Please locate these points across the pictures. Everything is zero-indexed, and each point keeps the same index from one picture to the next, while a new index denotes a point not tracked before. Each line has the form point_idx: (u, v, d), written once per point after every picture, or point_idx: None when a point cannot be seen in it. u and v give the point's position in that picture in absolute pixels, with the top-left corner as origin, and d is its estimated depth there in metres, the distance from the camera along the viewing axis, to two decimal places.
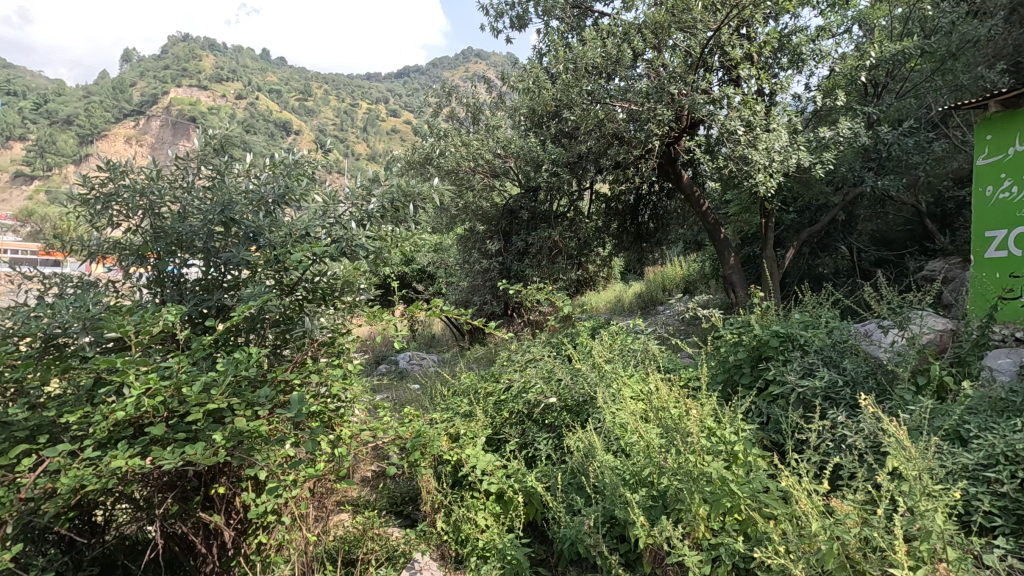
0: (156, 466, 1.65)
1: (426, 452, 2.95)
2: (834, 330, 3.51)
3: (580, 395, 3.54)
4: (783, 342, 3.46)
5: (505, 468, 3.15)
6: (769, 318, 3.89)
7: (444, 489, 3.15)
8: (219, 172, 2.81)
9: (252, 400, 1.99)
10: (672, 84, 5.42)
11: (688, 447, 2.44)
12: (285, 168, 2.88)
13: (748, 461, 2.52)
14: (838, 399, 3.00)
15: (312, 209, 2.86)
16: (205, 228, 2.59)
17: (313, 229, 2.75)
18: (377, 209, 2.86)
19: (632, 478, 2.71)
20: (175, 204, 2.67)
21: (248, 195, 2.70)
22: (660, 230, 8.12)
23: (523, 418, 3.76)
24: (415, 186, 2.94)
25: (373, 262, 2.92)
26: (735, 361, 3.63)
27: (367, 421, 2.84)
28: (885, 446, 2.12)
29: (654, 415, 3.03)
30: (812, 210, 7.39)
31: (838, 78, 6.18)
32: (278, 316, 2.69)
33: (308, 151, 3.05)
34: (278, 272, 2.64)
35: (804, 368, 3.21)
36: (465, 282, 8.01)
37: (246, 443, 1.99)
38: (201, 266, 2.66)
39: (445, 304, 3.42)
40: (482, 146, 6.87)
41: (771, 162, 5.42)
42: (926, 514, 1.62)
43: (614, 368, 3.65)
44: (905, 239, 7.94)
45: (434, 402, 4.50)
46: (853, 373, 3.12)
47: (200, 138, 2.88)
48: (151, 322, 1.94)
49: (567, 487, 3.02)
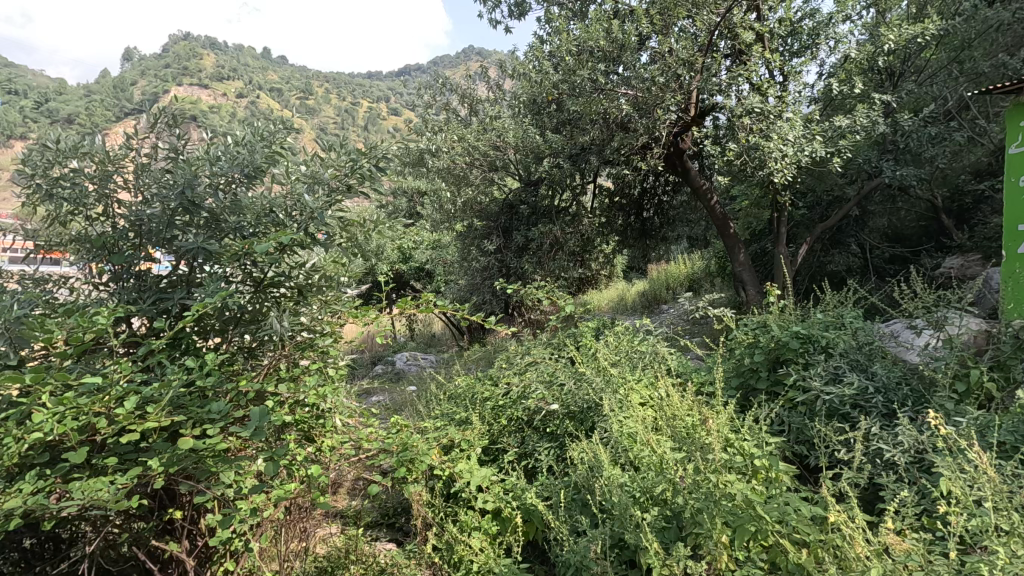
0: (81, 499, 1.38)
1: (414, 468, 2.66)
2: (858, 331, 3.27)
3: (584, 402, 3.28)
4: (804, 344, 3.22)
5: (503, 483, 2.88)
6: (789, 318, 3.63)
7: (436, 505, 2.87)
8: (178, 151, 2.47)
9: (207, 417, 1.72)
10: (679, 68, 5.18)
11: (708, 467, 2.18)
12: (249, 142, 2.48)
13: (771, 477, 2.27)
14: (868, 407, 2.74)
15: (279, 185, 2.49)
16: (168, 218, 2.29)
17: (285, 221, 2.43)
18: (338, 187, 2.50)
19: (643, 496, 2.46)
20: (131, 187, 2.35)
21: (216, 172, 2.35)
22: (666, 227, 7.87)
23: (523, 426, 3.51)
24: (375, 143, 2.56)
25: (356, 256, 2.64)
26: (751, 365, 3.39)
27: (350, 432, 2.66)
28: (940, 466, 1.84)
29: (665, 425, 2.79)
30: (823, 205, 7.12)
31: (854, 66, 5.89)
32: (249, 316, 2.40)
33: (297, 135, 2.73)
34: (249, 267, 2.36)
35: (829, 373, 2.96)
36: (464, 280, 7.78)
37: (205, 466, 1.73)
38: (172, 262, 2.38)
39: (438, 302, 3.16)
40: (480, 136, 6.62)
41: (786, 153, 5.16)
42: (1011, 559, 1.34)
43: (621, 371, 3.39)
44: (919, 235, 7.67)
45: (428, 406, 4.24)
46: (884, 378, 2.85)
47: (155, 112, 2.50)
48: (85, 327, 1.68)
49: (571, 504, 2.75)
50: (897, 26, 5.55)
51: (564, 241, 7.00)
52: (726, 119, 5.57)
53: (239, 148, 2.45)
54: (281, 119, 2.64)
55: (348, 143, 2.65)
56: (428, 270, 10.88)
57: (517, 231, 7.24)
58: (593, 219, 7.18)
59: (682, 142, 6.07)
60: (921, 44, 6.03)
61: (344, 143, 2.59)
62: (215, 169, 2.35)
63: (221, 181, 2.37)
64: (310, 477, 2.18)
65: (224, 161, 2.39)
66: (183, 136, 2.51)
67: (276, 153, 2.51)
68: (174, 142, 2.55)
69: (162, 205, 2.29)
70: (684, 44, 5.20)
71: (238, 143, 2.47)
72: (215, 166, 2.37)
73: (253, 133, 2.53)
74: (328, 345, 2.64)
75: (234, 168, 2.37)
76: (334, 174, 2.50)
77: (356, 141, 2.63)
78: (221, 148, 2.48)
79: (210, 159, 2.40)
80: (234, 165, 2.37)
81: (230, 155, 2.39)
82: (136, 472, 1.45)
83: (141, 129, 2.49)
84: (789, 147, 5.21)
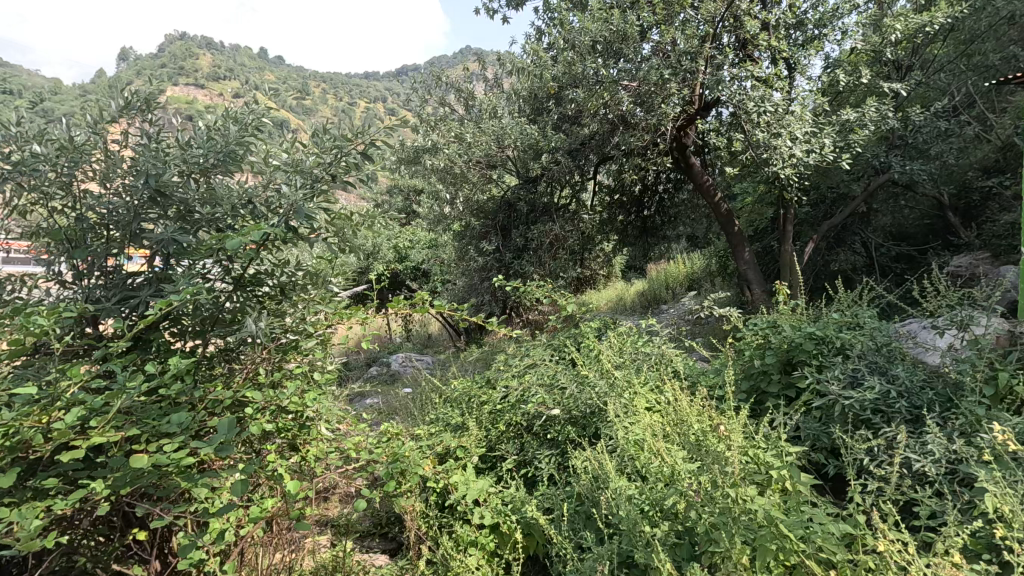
0: (8, 528, 1.19)
1: (405, 480, 2.48)
2: (875, 332, 3.10)
3: (587, 407, 3.09)
4: (818, 346, 3.06)
5: (502, 495, 2.69)
6: (801, 319, 3.45)
7: (431, 517, 2.69)
8: (148, 135, 2.22)
9: (167, 430, 1.53)
10: (684, 60, 5.00)
11: (726, 480, 2.01)
12: (224, 126, 2.27)
13: (792, 489, 2.09)
14: (891, 412, 2.57)
15: (258, 175, 2.28)
16: (130, 205, 2.05)
17: (264, 214, 2.22)
18: (322, 175, 2.27)
19: (653, 508, 2.28)
20: (96, 174, 2.10)
21: (188, 160, 2.13)
22: (667, 225, 7.69)
23: (523, 432, 3.32)
24: (363, 127, 2.36)
25: (341, 252, 2.45)
26: (762, 367, 3.23)
27: (337, 442, 2.47)
28: (989, 480, 1.66)
29: (675, 432, 2.61)
30: (828, 203, 6.96)
31: (861, 58, 5.73)
32: (225, 317, 2.21)
33: (279, 121, 2.52)
34: (226, 263, 2.18)
35: (848, 376, 2.80)
36: (461, 280, 7.60)
37: (165, 484, 1.54)
38: (146, 258, 2.13)
39: (433, 301, 2.98)
40: (477, 131, 6.44)
41: (793, 147, 4.99)
42: None
43: (626, 374, 3.21)
44: (925, 233, 7.52)
45: (424, 411, 4.06)
46: (907, 381, 2.68)
47: (120, 91, 2.24)
48: (28, 328, 1.48)
49: (574, 517, 2.57)
50: (904, 16, 5.31)
51: (565, 239, 6.72)
52: (731, 112, 5.40)
53: (213, 133, 2.24)
54: (256, 100, 2.43)
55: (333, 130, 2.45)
56: (424, 270, 10.70)
57: (516, 229, 7.06)
58: (593, 217, 7.00)
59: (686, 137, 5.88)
60: (931, 35, 5.85)
61: (328, 128, 2.39)
62: (187, 156, 2.13)
63: (195, 171, 2.16)
64: (290, 492, 2.00)
65: (195, 146, 2.17)
66: (151, 118, 2.25)
67: (253, 139, 2.32)
68: (146, 127, 2.30)
69: (128, 194, 2.06)
70: (688, 34, 5.04)
71: (212, 128, 2.26)
72: (184, 152, 2.15)
73: (228, 116, 2.32)
74: (313, 347, 2.45)
75: (207, 154, 2.15)
76: (318, 163, 2.29)
77: (342, 127, 2.43)
78: (193, 132, 2.26)
79: (181, 145, 2.18)
80: (209, 151, 2.15)
81: (204, 139, 2.17)
82: (78, 495, 1.27)
83: (106, 111, 2.19)
84: (797, 142, 5.05)
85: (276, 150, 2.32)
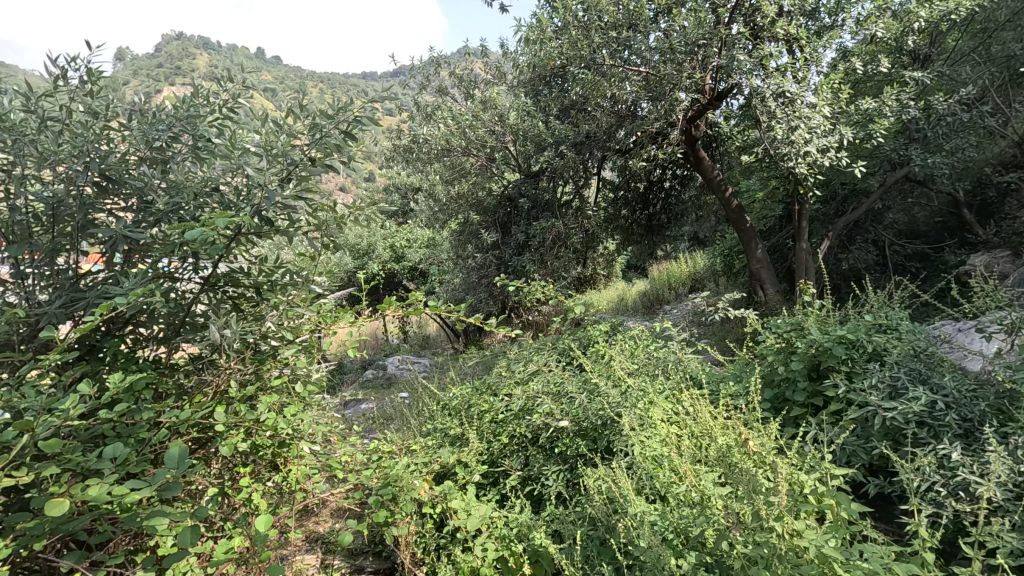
0: None
1: (397, 506, 2.20)
2: (913, 338, 2.83)
3: (598, 418, 2.80)
4: (850, 351, 2.80)
5: (506, 519, 2.41)
6: (828, 320, 3.18)
7: (429, 542, 2.41)
8: (98, 113, 1.88)
9: (98, 463, 1.26)
10: (695, 49, 4.74)
11: (770, 514, 1.74)
12: (188, 102, 2.02)
13: (840, 518, 1.82)
14: (939, 426, 2.31)
15: (228, 159, 2.00)
16: (70, 191, 1.78)
17: (234, 203, 1.93)
18: (298, 159, 1.99)
19: (678, 538, 2.01)
20: (31, 158, 1.77)
21: (149, 142, 1.90)
22: (672, 223, 7.43)
23: (527, 445, 3.07)
24: (345, 102, 2.06)
25: (323, 246, 2.18)
26: (787, 374, 2.97)
27: (323, 460, 2.20)
28: None
29: (699, 451, 2.33)
30: (840, 199, 6.71)
31: (878, 46, 5.46)
32: (191, 321, 1.94)
33: (251, 98, 2.28)
34: (192, 260, 1.91)
35: (886, 386, 2.54)
36: (459, 279, 7.35)
37: (100, 528, 1.28)
38: (100, 255, 1.85)
39: (428, 302, 2.69)
40: (476, 123, 6.17)
41: (812, 139, 4.72)
42: None
43: (639, 382, 2.93)
44: (938, 231, 7.26)
45: (419, 420, 3.79)
46: (954, 391, 2.43)
47: (63, 59, 1.89)
48: None
49: (588, 543, 2.29)
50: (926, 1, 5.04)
51: (568, 236, 6.45)
52: (744, 102, 5.14)
53: (168, 111, 2.00)
54: (222, 79, 2.20)
55: (312, 107, 2.16)
56: (422, 270, 10.43)
57: (516, 227, 6.76)
58: (597, 213, 6.72)
59: (693, 131, 5.63)
60: (953, 22, 5.58)
61: (304, 102, 2.11)
62: (145, 137, 1.89)
63: (148, 153, 1.89)
64: (259, 530, 1.62)
65: (145, 123, 1.92)
66: (95, 91, 1.89)
67: (217, 120, 2.07)
68: (92, 103, 1.91)
69: (73, 181, 1.77)
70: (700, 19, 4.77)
71: (170, 106, 2.02)
72: (134, 133, 1.89)
73: (189, 94, 2.07)
74: (293, 355, 2.18)
75: (164, 134, 1.92)
76: (293, 145, 2.00)
77: (323, 103, 2.14)
78: (152, 110, 2.01)
79: (138, 125, 1.91)
80: (171, 130, 1.92)
81: (151, 114, 1.93)
82: None
83: (46, 84, 1.85)
84: (815, 133, 4.78)
85: (249, 132, 2.05)
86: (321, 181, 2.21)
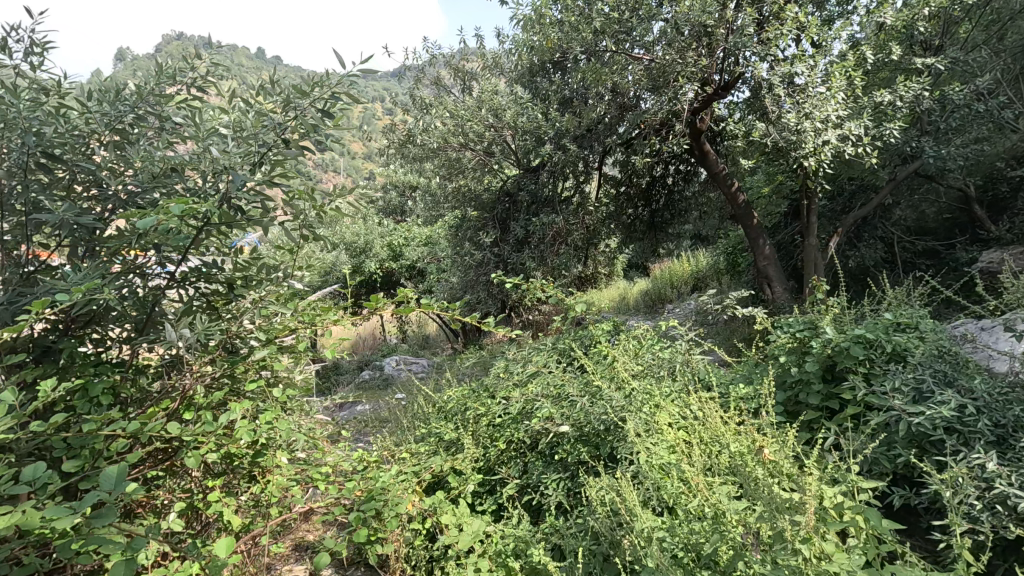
0: None
1: (382, 526, 2.01)
2: (936, 338, 2.65)
3: (601, 423, 2.60)
4: (868, 351, 2.64)
5: (502, 533, 2.24)
6: (844, 319, 2.99)
7: (419, 560, 2.23)
8: (48, 90, 1.71)
9: (20, 485, 1.09)
10: (701, 34, 4.57)
11: (795, 534, 1.55)
12: (151, 81, 1.86)
13: (870, 536, 1.65)
14: (970, 433, 2.14)
15: (195, 141, 1.82)
16: (15, 174, 1.60)
17: (199, 187, 1.75)
18: (272, 141, 1.80)
19: (688, 557, 1.83)
20: None
21: (106, 123, 1.73)
22: (675, 219, 7.25)
23: (526, 451, 2.89)
24: (322, 77, 1.87)
25: (302, 238, 2.00)
26: (801, 375, 2.79)
27: (300, 473, 2.02)
28: None
29: (709, 459, 2.16)
30: (848, 194, 6.52)
31: (890, 33, 5.28)
32: (153, 319, 1.78)
33: (226, 77, 2.10)
34: (154, 252, 1.74)
35: (910, 389, 2.37)
36: (457, 277, 7.19)
37: (28, 558, 1.14)
38: (52, 245, 1.69)
39: (418, 300, 2.51)
40: (473, 115, 6.00)
41: (823, 129, 4.54)
42: None
43: (644, 384, 2.75)
44: (948, 228, 7.06)
45: (413, 424, 3.62)
46: (985, 395, 2.25)
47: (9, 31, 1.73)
48: None
49: (590, 560, 2.11)
50: None
51: (568, 232, 6.27)
52: (750, 91, 4.96)
53: (131, 90, 1.83)
54: (190, 56, 2.03)
55: (286, 84, 1.97)
56: (421, 269, 10.27)
57: (515, 223, 6.57)
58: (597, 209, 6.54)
59: (698, 123, 5.45)
60: (967, 9, 5.40)
61: (278, 78, 1.93)
62: (103, 117, 1.73)
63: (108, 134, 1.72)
64: (219, 555, 1.48)
65: (106, 101, 1.75)
66: (45, 65, 1.73)
67: (184, 99, 1.90)
68: (42, 80, 1.74)
69: (17, 162, 1.60)
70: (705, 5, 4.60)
71: (134, 85, 1.86)
72: (93, 113, 1.72)
73: (153, 71, 1.90)
74: (269, 357, 2.00)
75: (126, 114, 1.76)
76: (265, 125, 1.81)
77: (298, 79, 1.96)
78: (112, 90, 1.84)
79: (94, 104, 1.75)
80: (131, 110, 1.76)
81: (113, 92, 1.76)
82: None
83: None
84: (824, 122, 4.60)
85: (221, 112, 1.89)
86: (299, 167, 2.02)
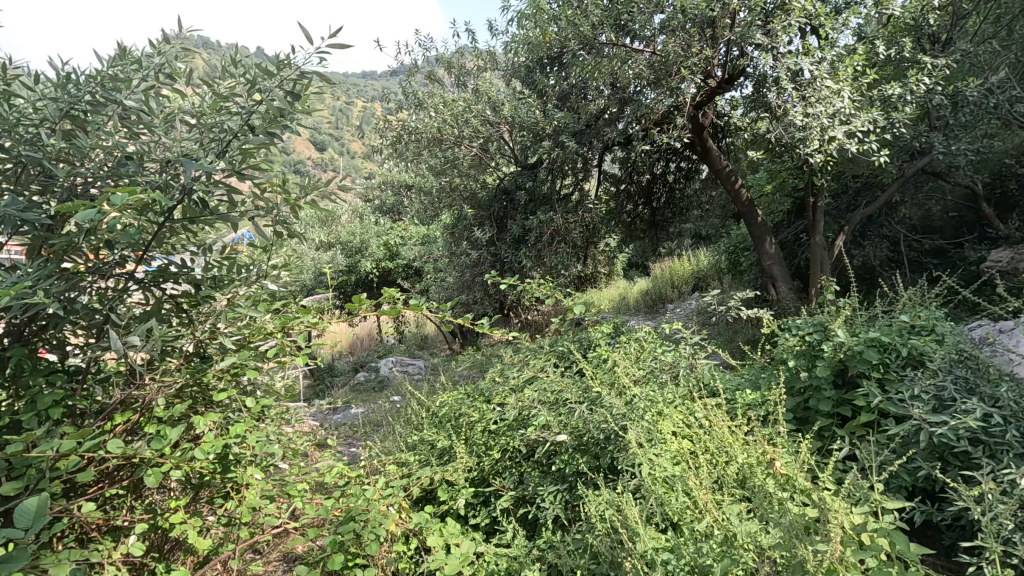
0: None
1: (363, 550, 1.85)
2: (956, 341, 2.50)
3: (601, 433, 2.45)
4: (882, 355, 2.49)
5: (495, 552, 2.09)
6: (856, 320, 2.83)
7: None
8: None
9: None
10: (703, 25, 4.42)
11: (817, 565, 1.40)
12: (111, 64, 1.71)
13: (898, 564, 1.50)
14: (999, 446, 1.99)
15: (157, 129, 1.67)
16: None
17: (160, 178, 1.60)
18: (236, 127, 1.65)
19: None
20: None
21: (58, 108, 1.58)
22: (676, 217, 7.11)
23: (521, 461, 2.74)
24: (289, 57, 1.73)
25: (274, 233, 1.84)
26: (813, 381, 2.64)
27: (276, 493, 1.87)
28: None
29: (719, 474, 2.01)
30: (853, 192, 6.37)
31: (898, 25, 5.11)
32: (113, 323, 1.62)
33: (195, 61, 1.94)
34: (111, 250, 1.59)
35: (930, 396, 2.22)
36: (453, 277, 7.03)
37: None
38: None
39: (404, 301, 2.36)
40: (469, 110, 5.85)
41: (830, 123, 4.39)
42: None
43: (647, 390, 2.60)
44: (955, 226, 6.89)
45: (405, 431, 3.47)
46: (1011, 404, 2.10)
47: None
48: None
49: None
50: None
51: (567, 231, 6.10)
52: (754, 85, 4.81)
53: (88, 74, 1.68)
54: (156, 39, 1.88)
55: (254, 65, 1.82)
56: (418, 268, 10.12)
57: (513, 221, 6.42)
58: (597, 207, 6.38)
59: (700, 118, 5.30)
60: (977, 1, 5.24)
61: (243, 59, 1.79)
62: (55, 102, 1.58)
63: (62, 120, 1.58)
64: None
65: (59, 86, 1.60)
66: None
67: (146, 83, 1.74)
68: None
69: None
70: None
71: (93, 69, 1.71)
72: (44, 98, 1.58)
73: (115, 54, 1.75)
74: (241, 363, 1.84)
75: (81, 98, 1.60)
76: (228, 110, 1.66)
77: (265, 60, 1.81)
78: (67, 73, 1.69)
79: (46, 88, 1.60)
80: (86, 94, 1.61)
81: (67, 76, 1.62)
82: None
83: None
84: (832, 116, 4.45)
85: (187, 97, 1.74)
86: (271, 157, 1.87)
